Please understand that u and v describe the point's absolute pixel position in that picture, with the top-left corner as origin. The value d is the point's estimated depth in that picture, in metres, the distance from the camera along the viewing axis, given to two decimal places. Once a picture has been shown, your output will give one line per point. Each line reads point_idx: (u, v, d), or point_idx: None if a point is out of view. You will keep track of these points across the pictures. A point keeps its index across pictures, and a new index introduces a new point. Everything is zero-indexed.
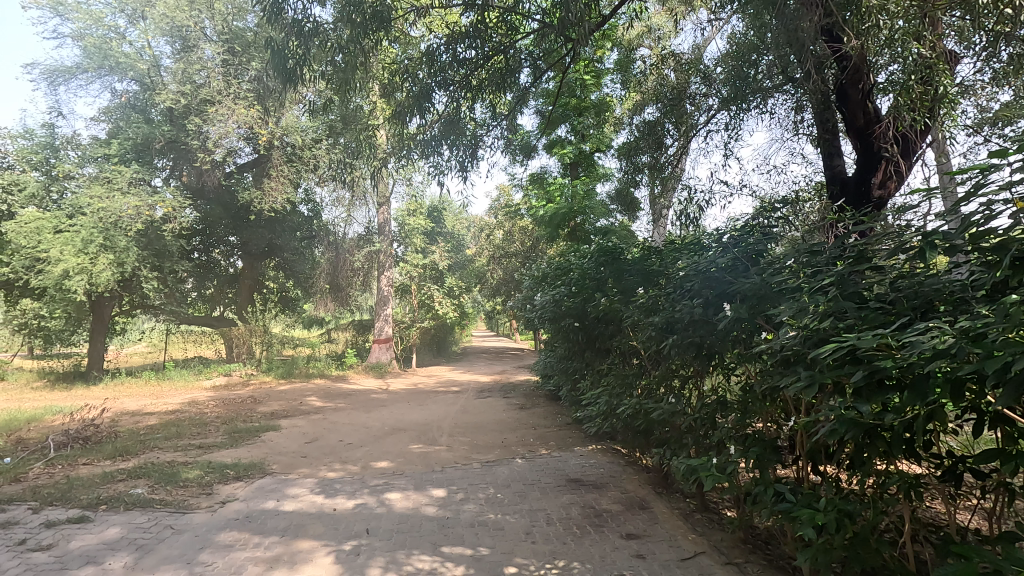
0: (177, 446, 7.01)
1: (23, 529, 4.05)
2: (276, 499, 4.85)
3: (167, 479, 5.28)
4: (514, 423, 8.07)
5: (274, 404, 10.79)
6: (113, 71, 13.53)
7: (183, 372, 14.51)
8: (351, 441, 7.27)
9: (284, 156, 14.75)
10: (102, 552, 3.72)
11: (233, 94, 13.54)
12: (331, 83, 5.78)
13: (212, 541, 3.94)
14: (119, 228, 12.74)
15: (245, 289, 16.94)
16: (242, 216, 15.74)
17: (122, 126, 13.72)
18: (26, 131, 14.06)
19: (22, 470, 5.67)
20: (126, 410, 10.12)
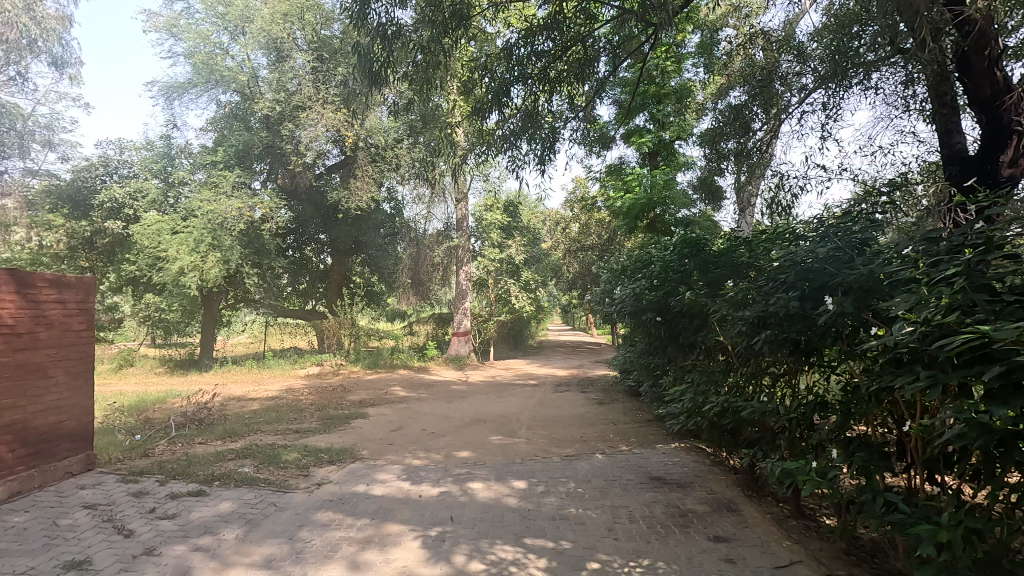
0: (277, 429, 7.57)
1: (152, 499, 4.54)
2: (366, 483, 5.12)
3: (270, 460, 5.72)
4: (592, 418, 7.99)
5: (361, 392, 11.39)
6: (218, 84, 14.72)
7: (281, 361, 15.67)
8: (433, 430, 7.52)
9: (369, 157, 15.33)
10: (217, 524, 4.09)
11: (322, 99, 14.29)
12: (412, 84, 5.91)
13: (310, 520, 4.22)
14: (225, 229, 13.88)
15: (334, 284, 17.94)
16: (331, 215, 16.67)
17: (227, 134, 14.95)
18: (147, 143, 15.73)
19: (149, 446, 6.36)
20: (233, 395, 11.08)
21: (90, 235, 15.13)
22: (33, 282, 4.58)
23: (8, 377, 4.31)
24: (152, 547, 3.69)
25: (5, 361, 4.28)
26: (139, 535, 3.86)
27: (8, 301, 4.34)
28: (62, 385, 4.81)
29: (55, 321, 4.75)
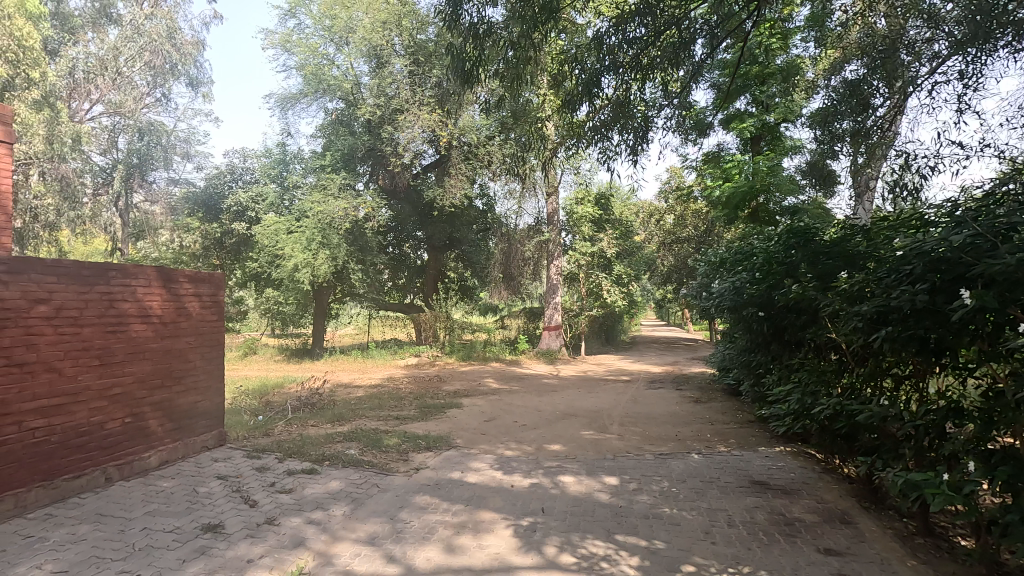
0: (379, 415, 8.05)
1: (272, 474, 5.01)
2: (461, 471, 5.31)
3: (373, 444, 6.10)
4: (689, 416, 7.69)
5: (456, 383, 11.81)
6: (326, 93, 15.79)
7: (383, 352, 16.62)
8: (524, 422, 7.63)
9: (462, 155, 15.77)
10: (326, 500, 4.43)
11: (418, 101, 14.92)
12: (502, 81, 5.98)
13: (409, 502, 4.45)
14: (333, 228, 14.92)
15: (430, 279, 18.71)
16: (427, 213, 17.38)
17: (334, 139, 16.02)
18: (266, 150, 17.18)
19: (270, 426, 7.02)
20: (341, 382, 11.94)
21: (220, 235, 16.94)
22: (175, 278, 5.19)
23: (159, 361, 4.95)
24: (273, 517, 4.07)
25: (155, 347, 4.92)
26: (262, 506, 4.28)
27: (156, 295, 4.96)
28: (200, 369, 5.44)
29: (193, 312, 5.38)
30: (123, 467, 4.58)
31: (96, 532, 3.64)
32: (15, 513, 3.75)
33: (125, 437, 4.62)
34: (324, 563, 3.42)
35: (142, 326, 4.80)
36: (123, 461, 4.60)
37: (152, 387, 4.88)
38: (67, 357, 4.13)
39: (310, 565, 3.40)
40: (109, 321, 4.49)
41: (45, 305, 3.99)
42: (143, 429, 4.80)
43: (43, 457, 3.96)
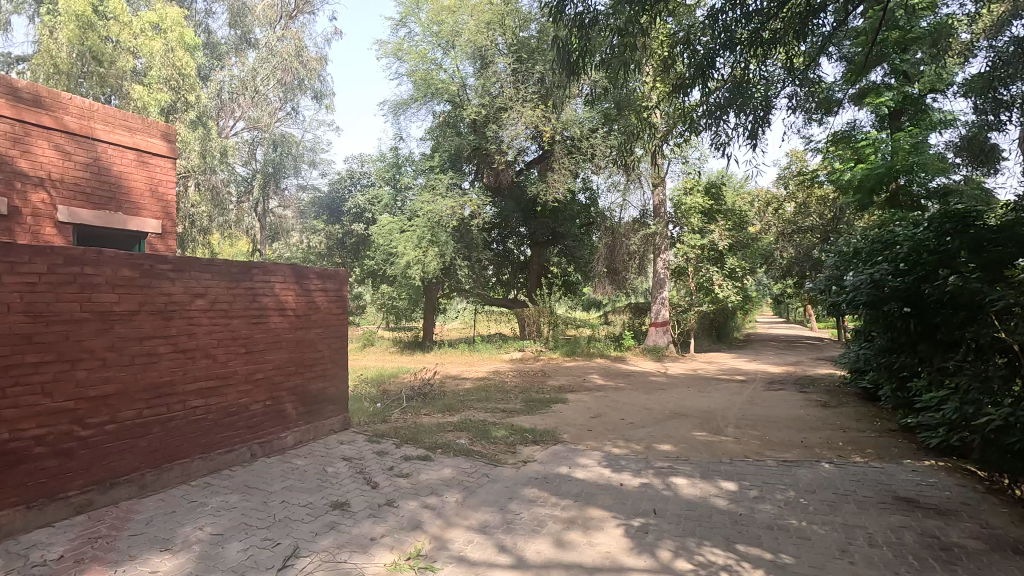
0: (487, 407, 8.25)
1: (390, 458, 5.32)
2: (568, 466, 5.28)
3: (482, 435, 6.27)
4: (815, 422, 7.04)
5: (561, 378, 11.81)
6: (434, 96, 16.46)
7: (488, 346, 17.07)
8: (632, 421, 7.42)
9: (565, 149, 15.67)
10: (440, 487, 4.62)
11: (521, 98, 15.05)
12: (608, 71, 5.84)
13: (518, 494, 4.50)
14: (441, 226, 15.51)
15: (533, 274, 18.87)
16: (531, 209, 17.54)
17: (441, 141, 16.67)
18: (381, 155, 18.08)
19: (387, 413, 7.48)
20: (450, 374, 12.43)
21: (342, 236, 18.36)
22: (307, 275, 5.67)
23: (293, 350, 5.45)
24: (392, 499, 4.31)
25: (290, 337, 5.41)
26: (382, 488, 4.55)
27: (291, 290, 5.45)
28: (327, 358, 5.91)
29: (322, 306, 5.85)
30: (265, 444, 5.10)
31: (244, 502, 4.07)
32: (181, 480, 4.31)
33: (266, 417, 5.14)
34: (439, 547, 3.56)
35: (280, 318, 5.31)
36: (264, 439, 5.12)
37: (288, 374, 5.38)
38: (220, 345, 4.67)
39: (426, 548, 3.55)
40: (253, 313, 5.01)
41: (202, 299, 4.53)
42: (280, 411, 5.31)
43: (202, 433, 4.51)
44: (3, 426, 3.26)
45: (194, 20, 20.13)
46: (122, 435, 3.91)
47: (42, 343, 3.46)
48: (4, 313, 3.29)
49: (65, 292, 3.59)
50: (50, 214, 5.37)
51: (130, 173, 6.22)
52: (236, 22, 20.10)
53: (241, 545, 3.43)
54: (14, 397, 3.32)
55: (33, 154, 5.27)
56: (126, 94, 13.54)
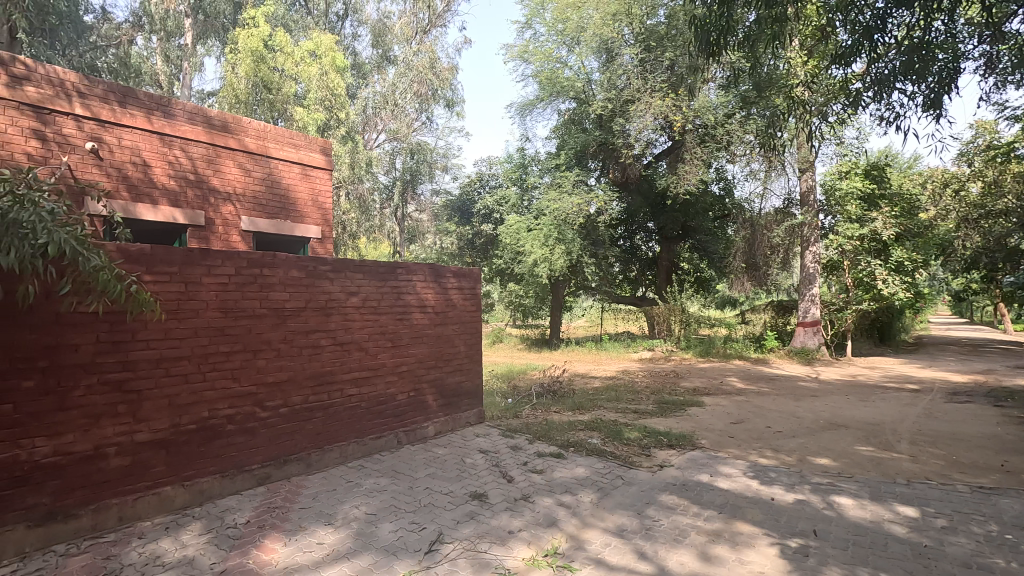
0: (617, 408, 8.07)
1: (524, 453, 5.40)
2: (710, 474, 4.95)
3: (615, 436, 6.12)
4: (1019, 443, 5.88)
5: (695, 380, 11.17)
6: (559, 95, 16.48)
7: (616, 345, 16.76)
8: (781, 429, 6.79)
9: (698, 138, 14.80)
10: (574, 486, 4.58)
11: (650, 88, 14.53)
12: (751, 48, 5.36)
13: (657, 499, 4.31)
14: (567, 223, 15.45)
15: (664, 270, 18.15)
16: (660, 203, 16.86)
17: (567, 139, 16.65)
18: (508, 156, 18.50)
19: (519, 409, 7.62)
20: (578, 372, 12.38)
21: (472, 236, 19.17)
22: (444, 274, 5.95)
23: (433, 345, 5.76)
24: (528, 494, 4.36)
25: (430, 333, 5.72)
26: (517, 482, 4.63)
27: (431, 288, 5.76)
28: (463, 353, 6.16)
29: (459, 303, 6.11)
30: (409, 432, 5.45)
31: (393, 486, 4.37)
32: (340, 461, 4.74)
33: (410, 407, 5.49)
34: (577, 547, 3.51)
35: (421, 315, 5.64)
36: (409, 428, 5.47)
37: (429, 367, 5.70)
38: (370, 339, 5.07)
39: (564, 546, 3.53)
40: (398, 310, 5.37)
41: (356, 297, 4.95)
42: (423, 402, 5.64)
43: (357, 419, 4.93)
44: (203, 405, 3.82)
45: (343, 44, 22.25)
46: (293, 418, 4.40)
47: (231, 334, 4.00)
48: (204, 309, 3.85)
49: (248, 291, 4.12)
50: (236, 224, 6.25)
51: (296, 185, 6.99)
52: (378, 42, 21.95)
53: (392, 526, 3.68)
54: (211, 380, 3.87)
55: (223, 173, 6.18)
56: (290, 117, 15.40)
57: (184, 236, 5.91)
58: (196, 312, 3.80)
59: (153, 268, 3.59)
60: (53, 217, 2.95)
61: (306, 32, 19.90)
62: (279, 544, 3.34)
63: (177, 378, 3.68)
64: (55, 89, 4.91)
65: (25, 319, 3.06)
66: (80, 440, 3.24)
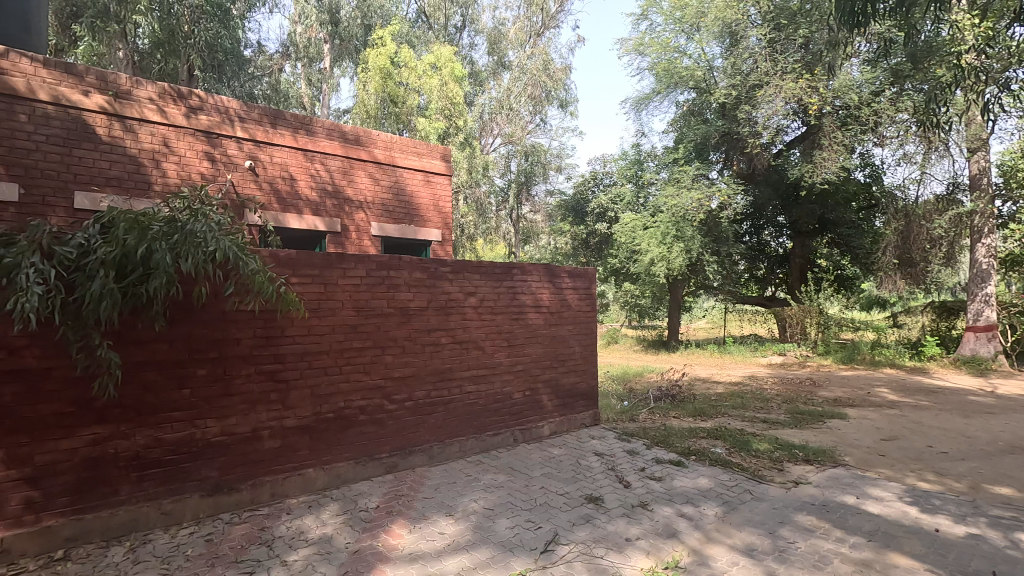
0: (743, 416, 7.53)
1: (642, 459, 5.22)
2: (856, 496, 4.42)
3: (741, 446, 5.70)
4: None
5: (836, 389, 10.06)
6: (678, 86, 15.75)
7: (742, 348, 15.65)
8: (946, 450, 5.88)
9: (837, 121, 13.38)
10: (696, 497, 4.34)
11: (780, 70, 13.40)
12: (907, 11, 4.70)
13: (792, 519, 3.94)
14: (687, 220, 14.70)
15: (797, 268, 16.63)
16: (792, 194, 15.49)
17: (686, 131, 15.87)
18: (623, 153, 18.06)
19: (636, 413, 7.38)
20: (699, 377, 11.75)
21: (586, 235, 19.01)
22: (559, 274, 5.94)
23: (548, 345, 5.78)
24: (646, 502, 4.20)
25: (545, 333, 5.75)
26: (634, 488, 4.49)
27: (545, 288, 5.79)
28: (578, 354, 6.11)
29: (573, 304, 6.07)
30: (525, 431, 5.51)
31: (509, 483, 4.44)
32: (460, 455, 4.93)
33: (526, 406, 5.56)
34: (700, 562, 3.31)
35: (536, 315, 5.68)
36: (525, 426, 5.53)
37: (544, 366, 5.73)
38: (487, 338, 5.21)
39: (686, 560, 3.35)
40: (513, 310, 5.46)
41: (474, 298, 5.12)
42: (538, 401, 5.68)
43: (475, 415, 5.09)
44: (339, 396, 4.17)
45: (461, 54, 23.17)
46: (416, 411, 4.65)
47: (363, 332, 4.32)
48: (340, 308, 4.19)
49: (377, 291, 4.42)
50: (367, 229, 6.76)
51: (419, 191, 7.38)
52: (494, 49, 22.62)
53: (509, 522, 3.74)
54: (347, 373, 4.21)
55: (355, 182, 6.71)
56: (414, 128, 16.36)
57: (323, 241, 6.51)
58: (333, 311, 4.16)
59: (298, 271, 3.98)
60: (219, 227, 3.40)
61: (428, 46, 21.03)
62: (405, 530, 3.54)
63: (318, 370, 4.06)
64: (222, 116, 5.64)
65: (199, 315, 3.54)
66: (241, 423, 3.69)
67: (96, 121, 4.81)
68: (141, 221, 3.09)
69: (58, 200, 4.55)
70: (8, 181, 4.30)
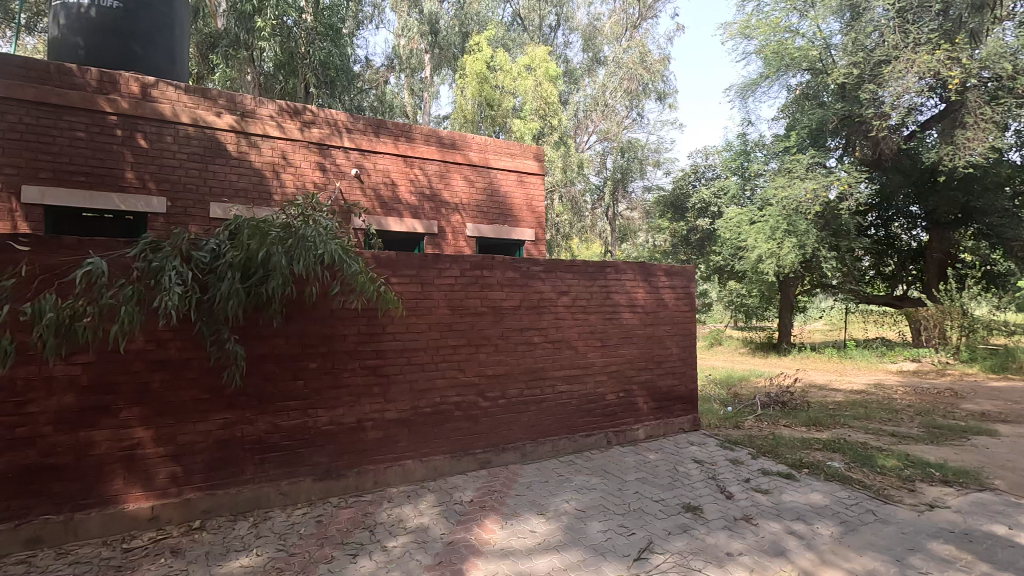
0: (867, 428, 6.80)
1: (747, 469, 4.89)
2: (1008, 526, 3.83)
3: (864, 461, 5.15)
4: None
5: (984, 402, 8.78)
6: (789, 69, 14.59)
7: (866, 353, 14.17)
8: None
9: (985, 95, 11.72)
10: (808, 514, 3.98)
11: (913, 43, 11.97)
12: None
13: (925, 547, 3.49)
14: (800, 213, 13.58)
15: (933, 264, 14.76)
16: (927, 180, 13.78)
17: (799, 117, 14.68)
18: (728, 144, 17.07)
19: (740, 420, 6.94)
20: (814, 383, 10.79)
21: (687, 232, 18.22)
22: (655, 272, 5.74)
23: (643, 346, 5.60)
24: (750, 515, 3.93)
25: (640, 333, 5.58)
26: (737, 500, 4.21)
27: (641, 287, 5.62)
28: (676, 356, 5.86)
29: (670, 303, 5.84)
30: (619, 433, 5.38)
31: (602, 485, 4.36)
32: (552, 454, 4.93)
33: (621, 407, 5.43)
34: None
35: (631, 315, 5.53)
36: (619, 428, 5.40)
37: (639, 368, 5.56)
38: (580, 337, 5.15)
39: None
40: (607, 309, 5.36)
41: (566, 297, 5.08)
42: (633, 404, 5.52)
43: (568, 415, 5.06)
44: (436, 391, 4.33)
45: (555, 53, 23.15)
46: (510, 409, 4.71)
47: (458, 330, 4.45)
48: (436, 307, 4.36)
49: (471, 290, 4.53)
50: (462, 231, 6.97)
51: (513, 191, 7.47)
52: (589, 45, 22.39)
53: (601, 526, 3.67)
54: (443, 369, 4.37)
55: (452, 186, 6.94)
56: (510, 130, 16.60)
57: (421, 243, 6.80)
58: (430, 309, 4.32)
59: (398, 271, 4.19)
60: (327, 231, 3.66)
61: (523, 48, 21.25)
62: (496, 526, 3.59)
63: (416, 366, 4.25)
64: (332, 128, 6.07)
65: (311, 313, 3.84)
66: (347, 414, 3.95)
67: (227, 139, 5.39)
68: (261, 227, 3.40)
69: (197, 211, 5.18)
70: (160, 196, 4.99)
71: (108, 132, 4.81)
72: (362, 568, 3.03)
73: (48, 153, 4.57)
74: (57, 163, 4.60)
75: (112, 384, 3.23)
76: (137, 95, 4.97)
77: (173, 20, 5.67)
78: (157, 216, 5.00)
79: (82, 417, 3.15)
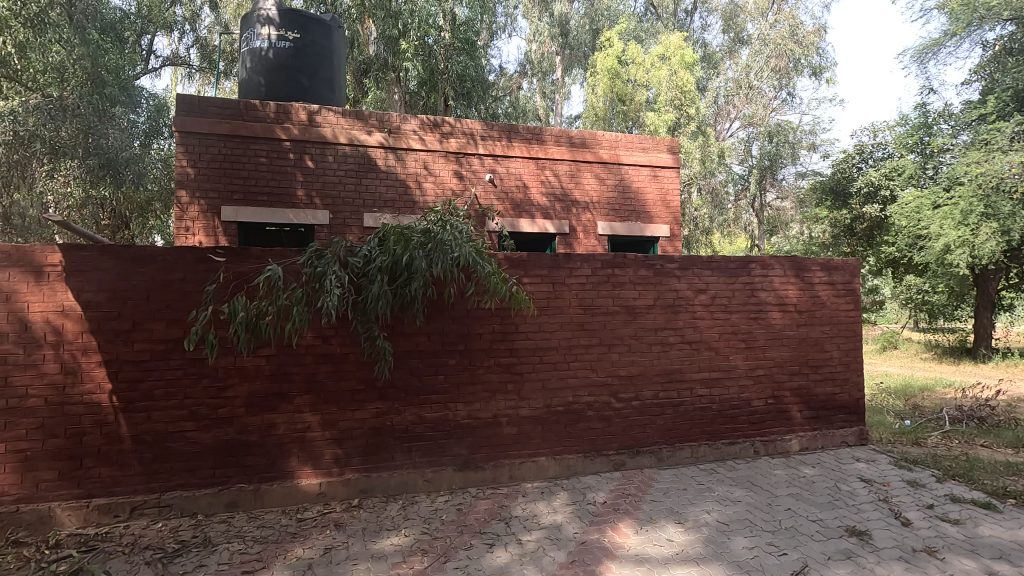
0: None
1: (930, 494, 4.20)
2: None
3: None
4: None
5: None
6: (984, 22, 12.22)
7: None
8: None
9: None
10: (1016, 554, 3.31)
11: None
12: None
13: None
14: (1001, 191, 11.31)
15: None
16: None
17: (999, 77, 12.27)
18: (903, 118, 14.78)
19: (921, 436, 5.99)
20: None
21: (850, 221, 16.18)
22: (809, 267, 5.17)
23: (796, 348, 5.08)
24: (935, 548, 3.37)
25: (791, 334, 5.07)
26: (917, 529, 3.63)
27: (792, 284, 5.10)
28: (837, 360, 5.23)
29: (828, 301, 5.23)
30: (768, 443, 4.93)
31: (749, 498, 4.04)
32: (691, 461, 4.68)
33: (769, 415, 4.98)
34: None
35: (781, 314, 5.05)
36: (768, 437, 4.95)
37: (791, 373, 5.05)
38: (721, 338, 4.83)
39: None
40: (751, 309, 4.96)
41: (704, 295, 4.80)
42: (785, 412, 5.03)
43: (708, 421, 4.77)
44: (568, 391, 4.35)
45: (692, 39, 22.06)
46: (644, 411, 4.57)
47: (590, 329, 4.43)
48: (567, 307, 4.37)
49: (602, 289, 4.48)
50: (594, 229, 6.92)
51: (645, 186, 7.21)
52: (729, 25, 21.02)
53: (747, 542, 3.40)
54: (575, 369, 4.37)
55: (582, 184, 6.92)
56: (644, 124, 16.16)
57: (553, 242, 6.87)
58: (561, 309, 4.35)
59: (529, 272, 4.28)
60: (463, 234, 3.85)
61: (657, 37, 20.48)
62: (631, 531, 3.50)
63: (548, 364, 4.30)
64: (468, 137, 6.39)
65: (449, 312, 4.08)
66: (484, 409, 4.13)
67: (377, 155, 5.94)
68: (405, 233, 3.69)
69: (353, 221, 5.77)
70: (323, 209, 5.65)
71: (284, 157, 5.57)
72: (498, 558, 3.15)
73: (240, 177, 5.43)
74: (246, 186, 5.45)
75: (287, 374, 3.72)
76: (305, 121, 5.66)
77: (333, 53, 6.37)
78: (321, 228, 5.66)
79: (266, 402, 3.68)
